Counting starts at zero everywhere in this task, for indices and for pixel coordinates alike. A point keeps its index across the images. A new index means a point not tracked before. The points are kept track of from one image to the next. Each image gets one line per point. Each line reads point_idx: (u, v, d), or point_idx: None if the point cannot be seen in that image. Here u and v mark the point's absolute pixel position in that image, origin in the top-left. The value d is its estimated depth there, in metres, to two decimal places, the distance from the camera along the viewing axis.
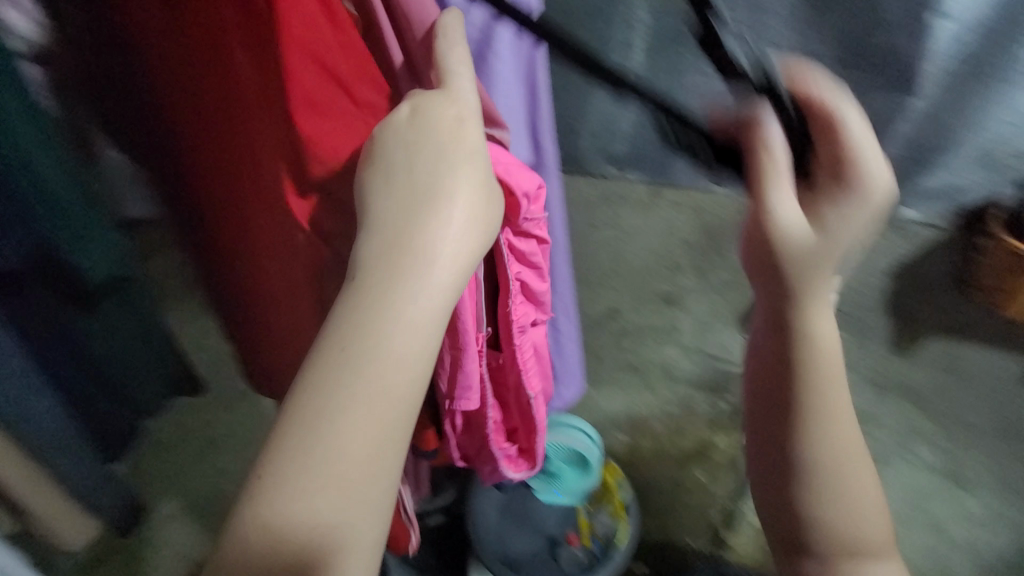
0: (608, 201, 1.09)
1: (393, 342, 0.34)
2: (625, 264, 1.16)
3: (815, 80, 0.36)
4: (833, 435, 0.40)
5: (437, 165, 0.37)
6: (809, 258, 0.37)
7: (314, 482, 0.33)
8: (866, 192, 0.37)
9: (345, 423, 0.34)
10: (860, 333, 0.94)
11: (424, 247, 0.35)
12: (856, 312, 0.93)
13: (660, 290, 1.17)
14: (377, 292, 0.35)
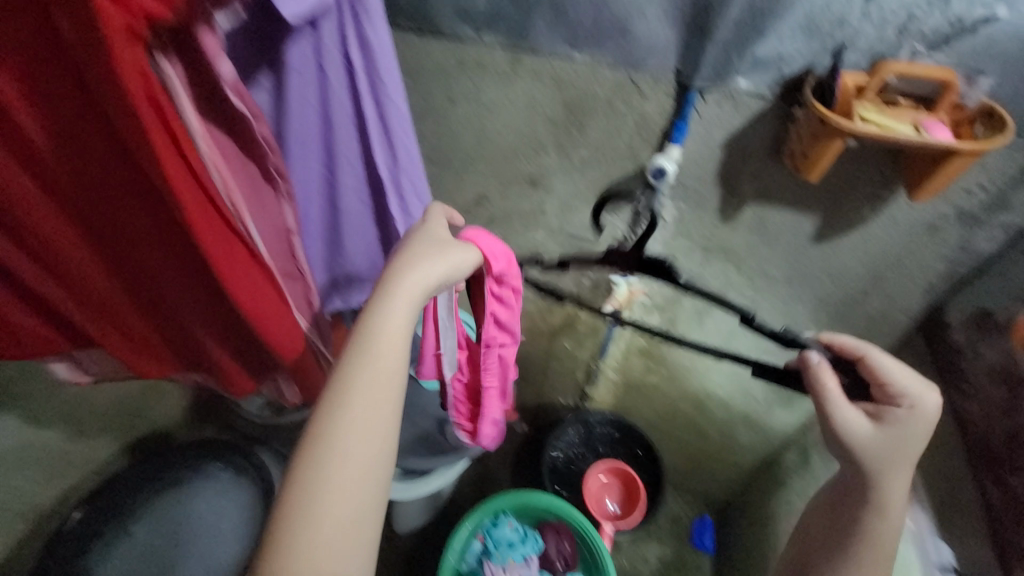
0: (466, 70, 0.92)
1: (381, 380, 0.55)
2: (490, 144, 1.03)
3: (851, 346, 0.69)
4: (877, 539, 0.65)
5: (408, 275, 0.59)
6: (879, 440, 0.63)
7: (338, 467, 0.50)
8: (916, 408, 0.63)
9: (359, 413, 0.53)
10: (697, 207, 0.96)
11: (399, 324, 0.57)
12: (694, 190, 0.93)
13: (523, 171, 1.05)
14: (373, 354, 0.55)
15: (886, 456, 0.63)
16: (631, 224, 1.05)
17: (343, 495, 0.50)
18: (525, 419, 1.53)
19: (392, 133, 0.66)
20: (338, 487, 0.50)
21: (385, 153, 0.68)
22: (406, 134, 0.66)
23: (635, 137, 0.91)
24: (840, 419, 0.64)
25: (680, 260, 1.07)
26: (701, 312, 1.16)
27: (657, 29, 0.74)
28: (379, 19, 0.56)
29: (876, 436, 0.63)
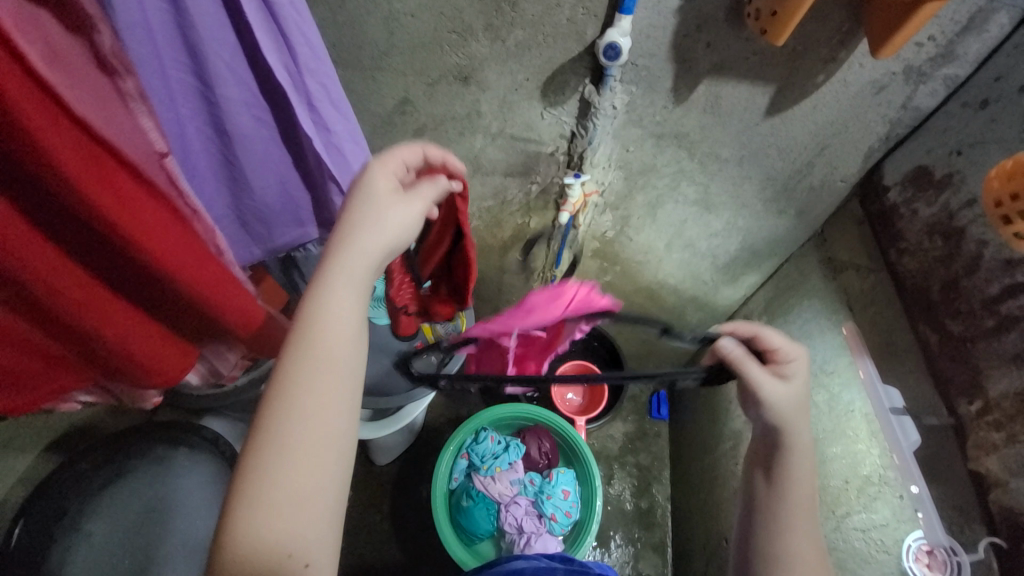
0: None
1: (318, 379, 0.51)
2: (401, 34, 0.85)
3: (744, 326, 0.71)
4: (804, 499, 0.67)
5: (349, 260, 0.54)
6: (781, 396, 0.67)
7: (293, 447, 0.48)
8: (795, 361, 0.69)
9: (306, 414, 0.50)
10: (648, 90, 0.88)
11: (332, 315, 0.52)
12: (645, 68, 0.84)
13: (450, 64, 0.89)
14: (312, 350, 0.51)
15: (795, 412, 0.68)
16: (579, 116, 0.95)
17: (305, 475, 0.48)
18: None
19: (276, 9, 0.50)
20: (297, 465, 0.48)
21: (272, 43, 0.52)
22: (293, 9, 0.50)
23: (578, 8, 0.77)
24: (764, 392, 0.67)
25: (630, 150, 1.01)
26: (653, 205, 1.13)
27: None
28: None
29: (789, 393, 0.68)
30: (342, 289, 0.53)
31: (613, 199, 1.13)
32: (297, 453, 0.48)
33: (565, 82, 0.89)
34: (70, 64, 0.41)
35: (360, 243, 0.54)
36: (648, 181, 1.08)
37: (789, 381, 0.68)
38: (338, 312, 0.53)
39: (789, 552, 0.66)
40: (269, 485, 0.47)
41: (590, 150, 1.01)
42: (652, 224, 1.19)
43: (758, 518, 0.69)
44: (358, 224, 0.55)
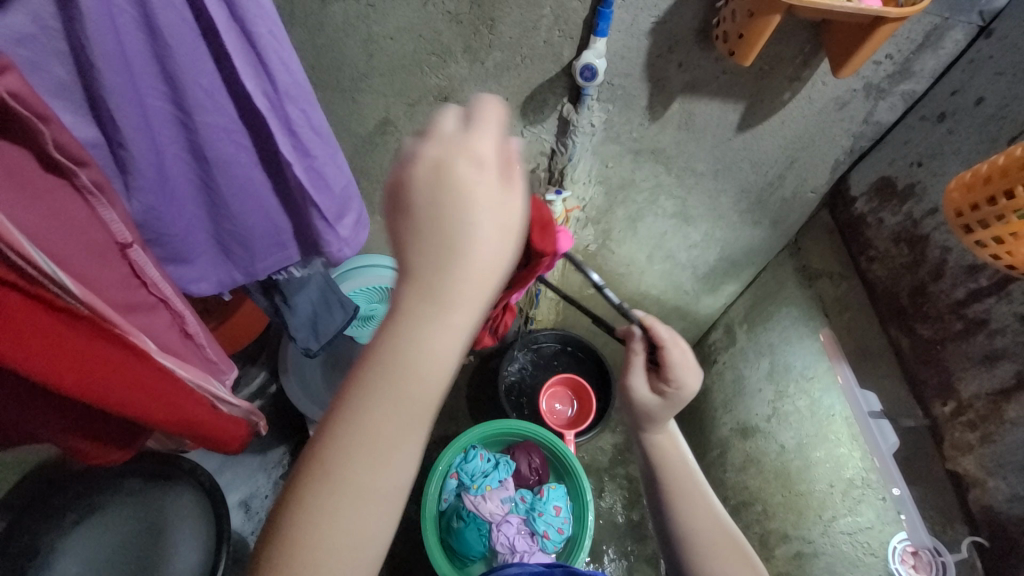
0: None
1: (380, 461, 0.36)
2: (381, 55, 0.86)
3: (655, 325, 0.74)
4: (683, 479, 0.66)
5: (431, 301, 0.36)
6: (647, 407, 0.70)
7: (334, 547, 0.36)
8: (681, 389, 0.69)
9: (357, 506, 0.36)
10: (624, 107, 0.91)
11: (408, 384, 0.36)
12: (620, 86, 0.87)
13: (431, 85, 0.90)
14: (379, 423, 0.36)
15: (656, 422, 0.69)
16: (558, 134, 0.97)
17: (353, 556, 0.37)
18: (472, 351, 1.60)
19: (256, 42, 0.50)
20: (352, 548, 0.37)
21: (252, 72, 0.52)
22: (273, 39, 0.51)
23: (554, 31, 0.80)
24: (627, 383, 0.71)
25: (609, 166, 1.03)
26: (633, 218, 1.15)
27: None
28: None
29: (654, 405, 0.69)
30: (423, 359, 0.36)
31: (594, 213, 1.15)
32: (340, 556, 0.36)
33: (544, 101, 0.91)
34: (16, 171, 0.41)
35: (448, 293, 0.36)
36: (627, 195, 1.10)
37: (659, 404, 0.69)
38: (427, 352, 0.37)
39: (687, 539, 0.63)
40: (309, 573, 0.36)
41: (569, 166, 1.02)
42: (633, 237, 1.21)
43: (662, 497, 0.66)
44: (444, 253, 0.36)
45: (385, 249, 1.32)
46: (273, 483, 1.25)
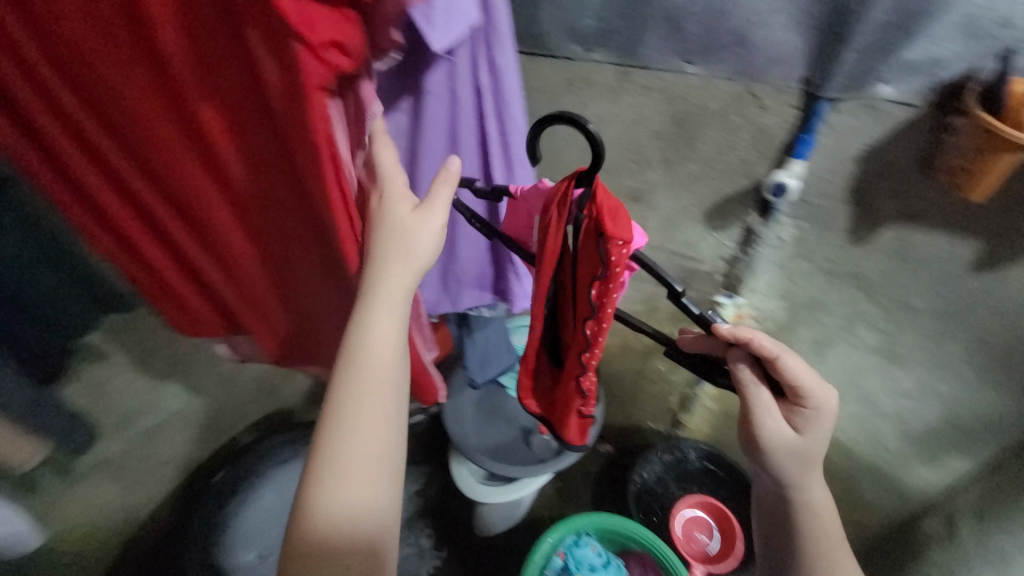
0: (574, 87, 0.92)
1: (370, 392, 0.52)
2: (591, 161, 1.05)
3: (766, 343, 0.53)
4: (827, 531, 0.57)
5: (384, 270, 0.53)
6: (793, 452, 0.54)
7: (347, 457, 0.50)
8: (823, 407, 0.53)
9: (360, 425, 0.51)
10: (821, 228, 0.89)
11: (369, 333, 0.53)
12: (819, 207, 0.86)
13: (626, 186, 1.05)
14: (363, 360, 0.52)
15: (804, 463, 0.55)
16: (741, 242, 1.00)
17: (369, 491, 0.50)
18: (610, 440, 1.59)
19: (512, 151, 0.66)
20: (367, 487, 0.50)
21: (503, 170, 0.68)
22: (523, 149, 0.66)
23: (752, 150, 0.87)
24: (759, 428, 0.54)
25: (795, 282, 1.00)
26: (818, 343, 1.06)
27: (782, 36, 0.70)
28: (509, 42, 0.57)
29: (800, 448, 0.54)
30: (382, 308, 0.53)
31: (771, 327, 1.10)
32: (358, 463, 0.50)
33: (730, 210, 0.97)
34: None
35: (393, 262, 0.53)
36: (816, 316, 1.03)
37: (803, 435, 0.54)
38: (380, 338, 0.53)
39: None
40: (325, 513, 0.49)
41: (749, 274, 1.03)
42: (818, 365, 1.09)
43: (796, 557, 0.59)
44: (388, 234, 0.54)
45: None
46: (408, 493, 1.55)
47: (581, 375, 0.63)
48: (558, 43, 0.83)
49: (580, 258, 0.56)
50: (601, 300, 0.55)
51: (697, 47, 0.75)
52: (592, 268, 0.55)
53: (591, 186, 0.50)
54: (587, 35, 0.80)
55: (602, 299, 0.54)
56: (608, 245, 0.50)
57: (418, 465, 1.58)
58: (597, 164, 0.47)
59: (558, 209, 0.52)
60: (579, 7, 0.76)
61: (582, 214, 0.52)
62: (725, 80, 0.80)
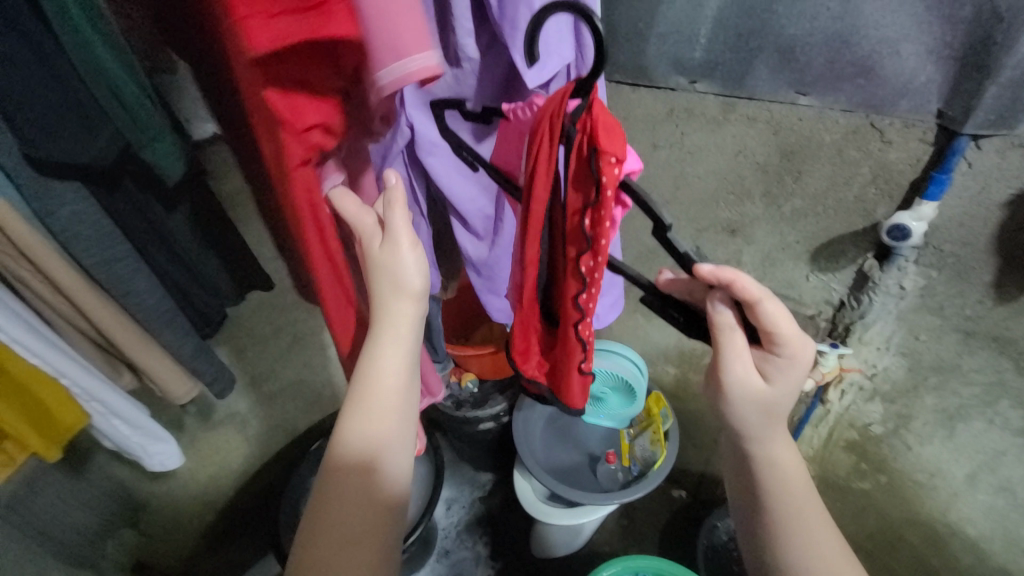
0: (675, 117, 0.90)
1: (370, 438, 0.49)
2: (686, 190, 0.99)
3: (747, 284, 0.42)
4: (795, 496, 0.48)
5: (389, 309, 0.50)
6: (759, 400, 0.46)
7: (341, 510, 0.47)
8: (798, 358, 0.45)
9: (358, 476, 0.48)
10: (956, 277, 0.82)
11: (372, 376, 0.50)
12: (953, 255, 0.80)
13: (721, 218, 0.98)
14: (363, 407, 0.49)
15: (768, 415, 0.47)
16: (853, 287, 0.92)
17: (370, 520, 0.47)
18: (686, 487, 1.49)
19: None
20: (363, 519, 0.47)
21: None
22: None
23: (869, 188, 0.81)
24: (725, 373, 0.46)
25: (920, 339, 0.90)
26: (946, 414, 0.93)
27: (912, 65, 0.65)
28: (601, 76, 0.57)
29: (761, 394, 0.46)
30: (385, 349, 0.50)
31: (887, 389, 0.98)
32: (351, 517, 0.47)
33: (841, 251, 0.90)
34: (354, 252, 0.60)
35: (396, 303, 0.50)
36: (947, 383, 0.91)
37: (771, 385, 0.46)
38: (382, 365, 0.50)
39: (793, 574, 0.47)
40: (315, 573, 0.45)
41: (860, 323, 0.94)
42: (950, 443, 0.95)
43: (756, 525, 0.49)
44: (390, 274, 0.50)
45: (635, 343, 1.49)
46: (470, 498, 1.60)
47: (578, 323, 0.52)
48: (664, 76, 0.84)
49: (570, 184, 0.45)
50: (594, 230, 0.44)
51: (818, 69, 0.71)
52: (585, 192, 0.45)
53: (588, 95, 0.41)
54: (694, 66, 0.79)
55: (596, 228, 0.44)
56: (599, 163, 0.40)
57: (484, 473, 1.62)
58: (600, 58, 0.38)
59: (549, 122, 0.43)
60: (689, 39, 0.76)
61: (575, 130, 0.42)
62: (843, 112, 0.75)
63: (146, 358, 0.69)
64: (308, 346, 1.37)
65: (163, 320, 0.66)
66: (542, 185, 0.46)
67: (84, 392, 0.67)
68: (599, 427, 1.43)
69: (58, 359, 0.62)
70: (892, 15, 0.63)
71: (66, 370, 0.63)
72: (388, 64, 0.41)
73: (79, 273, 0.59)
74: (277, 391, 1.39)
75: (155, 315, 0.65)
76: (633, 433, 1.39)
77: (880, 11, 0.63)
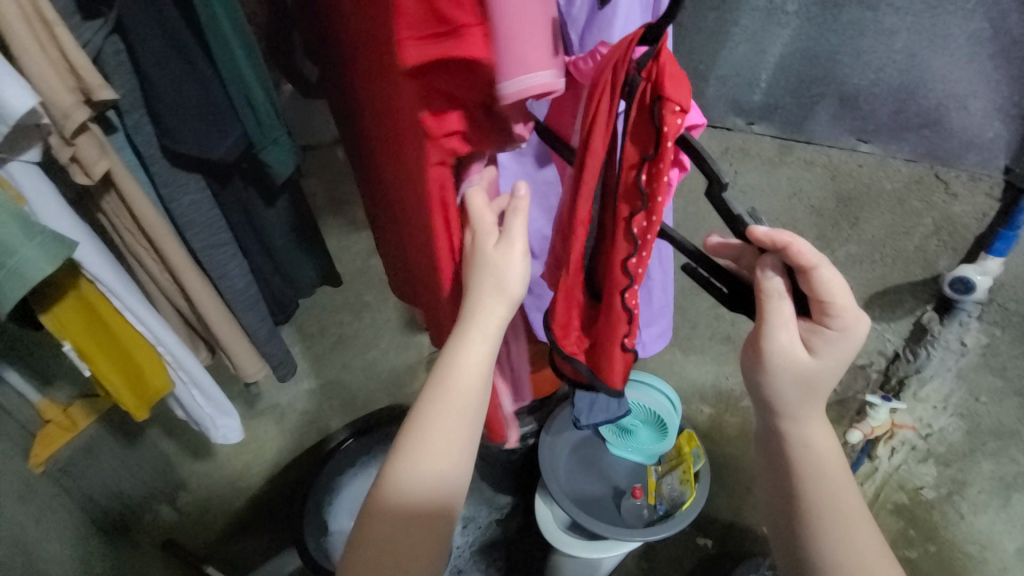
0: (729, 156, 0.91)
1: (444, 430, 0.49)
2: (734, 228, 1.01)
3: (803, 247, 0.40)
4: (829, 480, 0.46)
5: (483, 306, 0.50)
6: (798, 372, 0.44)
7: (406, 492, 0.47)
8: (849, 331, 0.43)
9: (428, 465, 0.48)
10: (1020, 335, 0.81)
11: (456, 369, 0.49)
12: (1016, 312, 0.79)
13: None
14: (441, 397, 0.49)
15: (808, 389, 0.45)
16: (909, 340, 0.89)
17: (425, 517, 0.48)
18: (711, 535, 1.43)
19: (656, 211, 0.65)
20: (424, 506, 0.48)
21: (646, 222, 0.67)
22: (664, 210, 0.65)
23: (931, 239, 0.80)
24: (767, 342, 0.44)
25: (977, 398, 0.87)
26: (1004, 481, 0.89)
27: (979, 122, 0.67)
28: None
29: (802, 365, 0.44)
30: (473, 346, 0.50)
31: (942, 451, 0.93)
32: (415, 501, 0.48)
33: (897, 301, 0.87)
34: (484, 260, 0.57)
35: (490, 301, 0.50)
36: (1006, 446, 0.88)
37: (816, 358, 0.44)
38: (466, 361, 0.50)
39: (824, 567, 0.45)
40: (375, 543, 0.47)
41: (915, 378, 0.90)
42: (1005, 515, 0.91)
43: (787, 509, 0.47)
44: (487, 270, 0.50)
45: (670, 378, 1.46)
46: (487, 519, 1.58)
47: (626, 290, 0.50)
48: (720, 117, 0.84)
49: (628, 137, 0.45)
50: (650, 185, 0.44)
51: (885, 118, 0.72)
52: (643, 146, 0.44)
53: (655, 42, 0.41)
54: (754, 108, 0.81)
55: (652, 184, 0.44)
56: (662, 111, 0.40)
57: (503, 496, 1.60)
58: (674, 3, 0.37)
59: (612, 71, 0.43)
60: (749, 83, 0.78)
61: (639, 77, 0.42)
62: (905, 160, 0.76)
63: (233, 343, 0.74)
64: (350, 348, 1.43)
65: (246, 303, 0.72)
66: (601, 138, 0.45)
67: (173, 359, 0.73)
68: (626, 460, 1.41)
69: (157, 327, 0.69)
70: (961, 71, 0.64)
71: (161, 338, 0.70)
72: (516, 75, 0.39)
73: (188, 256, 0.66)
74: (315, 388, 1.45)
75: (245, 302, 0.72)
76: (662, 470, 1.36)
77: (946, 67, 0.65)
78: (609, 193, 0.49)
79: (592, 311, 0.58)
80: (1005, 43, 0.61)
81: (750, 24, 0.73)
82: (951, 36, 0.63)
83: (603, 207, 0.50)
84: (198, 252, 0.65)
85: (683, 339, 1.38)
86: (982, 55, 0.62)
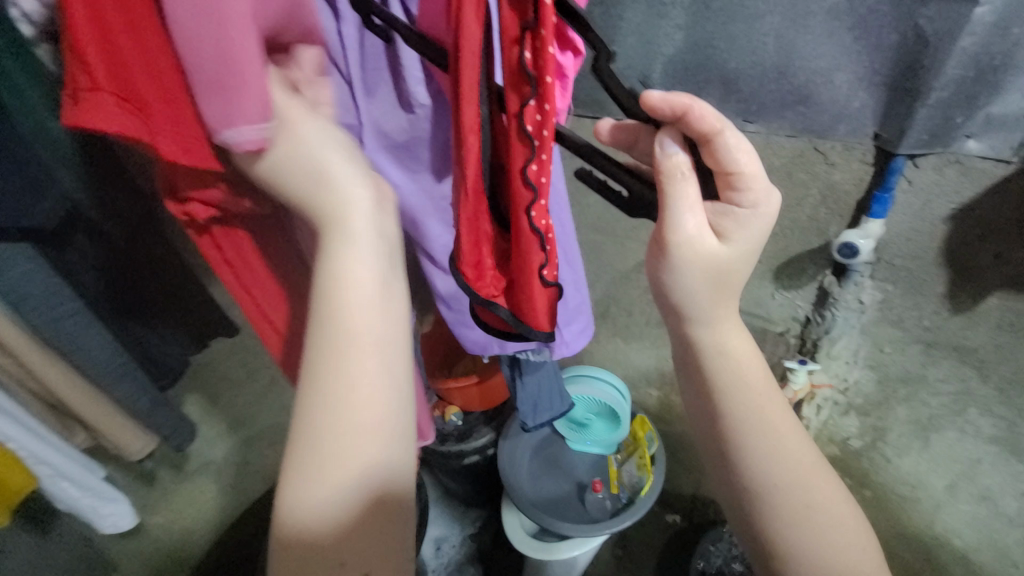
0: None
1: (347, 358, 0.38)
2: None
3: (700, 111, 0.35)
4: (749, 393, 0.44)
5: (353, 200, 0.40)
6: (713, 260, 0.41)
7: (325, 436, 0.36)
8: (760, 208, 0.40)
9: (343, 398, 0.37)
10: (913, 290, 0.86)
11: (341, 284, 0.39)
12: (905, 269, 0.84)
13: None
14: (330, 321, 0.39)
15: (722, 283, 0.42)
16: (815, 304, 0.94)
17: (362, 480, 0.36)
18: (678, 511, 1.46)
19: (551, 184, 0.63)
20: (362, 443, 0.36)
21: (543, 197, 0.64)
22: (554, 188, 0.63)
23: (821, 208, 0.84)
24: (676, 231, 0.40)
25: (885, 352, 0.93)
26: (918, 422, 0.96)
27: (849, 91, 0.69)
28: None
29: (713, 250, 0.40)
30: (355, 254, 0.40)
31: (861, 403, 0.99)
32: (343, 441, 0.36)
33: (801, 269, 0.92)
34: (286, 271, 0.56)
35: (355, 199, 0.41)
36: (916, 391, 0.94)
37: (728, 243, 0.41)
38: (351, 286, 0.39)
39: (747, 468, 0.44)
40: (309, 504, 0.35)
41: (827, 339, 0.95)
42: (925, 454, 0.98)
43: (707, 420, 0.46)
44: (326, 171, 0.41)
45: (617, 368, 1.48)
46: (460, 536, 1.56)
47: (532, 206, 0.44)
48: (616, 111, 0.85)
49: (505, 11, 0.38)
50: (537, 64, 0.38)
51: (766, 100, 0.73)
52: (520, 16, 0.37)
53: None
54: None
55: (538, 62, 0.38)
56: None
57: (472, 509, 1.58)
58: None
59: None
60: (641, 75, 0.77)
61: None
62: (788, 137, 0.78)
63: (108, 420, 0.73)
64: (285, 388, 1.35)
65: (117, 375, 0.68)
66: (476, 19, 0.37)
67: (31, 454, 0.69)
68: (586, 453, 1.41)
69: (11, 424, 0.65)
70: (824, 46, 0.66)
71: (13, 434, 0.66)
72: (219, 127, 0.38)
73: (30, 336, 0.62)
74: (254, 437, 1.35)
75: (116, 373, 0.68)
76: (622, 458, 1.38)
77: (812, 44, 0.66)
78: (497, 98, 0.43)
79: (503, 246, 0.53)
80: (858, 13, 0.63)
81: (634, 17, 0.72)
82: (809, 15, 0.64)
83: (492, 113, 0.44)
84: (39, 328, 0.59)
85: (623, 328, 1.39)
86: (839, 27, 0.64)
